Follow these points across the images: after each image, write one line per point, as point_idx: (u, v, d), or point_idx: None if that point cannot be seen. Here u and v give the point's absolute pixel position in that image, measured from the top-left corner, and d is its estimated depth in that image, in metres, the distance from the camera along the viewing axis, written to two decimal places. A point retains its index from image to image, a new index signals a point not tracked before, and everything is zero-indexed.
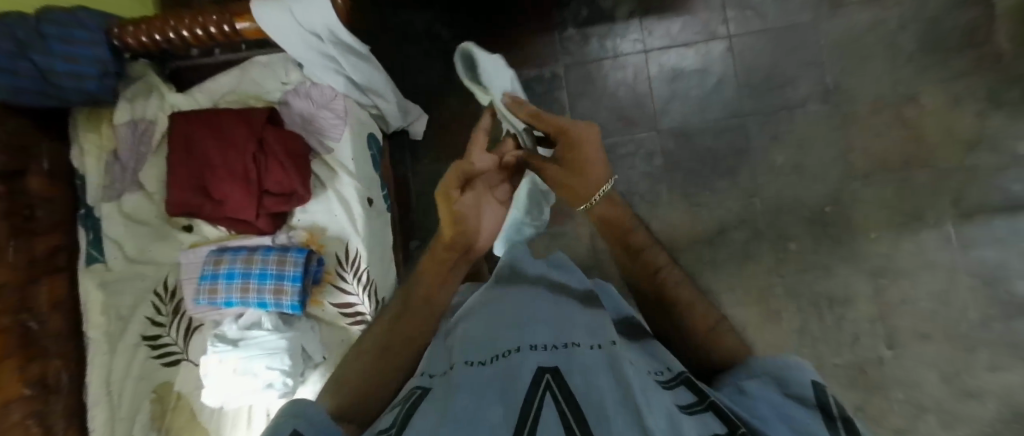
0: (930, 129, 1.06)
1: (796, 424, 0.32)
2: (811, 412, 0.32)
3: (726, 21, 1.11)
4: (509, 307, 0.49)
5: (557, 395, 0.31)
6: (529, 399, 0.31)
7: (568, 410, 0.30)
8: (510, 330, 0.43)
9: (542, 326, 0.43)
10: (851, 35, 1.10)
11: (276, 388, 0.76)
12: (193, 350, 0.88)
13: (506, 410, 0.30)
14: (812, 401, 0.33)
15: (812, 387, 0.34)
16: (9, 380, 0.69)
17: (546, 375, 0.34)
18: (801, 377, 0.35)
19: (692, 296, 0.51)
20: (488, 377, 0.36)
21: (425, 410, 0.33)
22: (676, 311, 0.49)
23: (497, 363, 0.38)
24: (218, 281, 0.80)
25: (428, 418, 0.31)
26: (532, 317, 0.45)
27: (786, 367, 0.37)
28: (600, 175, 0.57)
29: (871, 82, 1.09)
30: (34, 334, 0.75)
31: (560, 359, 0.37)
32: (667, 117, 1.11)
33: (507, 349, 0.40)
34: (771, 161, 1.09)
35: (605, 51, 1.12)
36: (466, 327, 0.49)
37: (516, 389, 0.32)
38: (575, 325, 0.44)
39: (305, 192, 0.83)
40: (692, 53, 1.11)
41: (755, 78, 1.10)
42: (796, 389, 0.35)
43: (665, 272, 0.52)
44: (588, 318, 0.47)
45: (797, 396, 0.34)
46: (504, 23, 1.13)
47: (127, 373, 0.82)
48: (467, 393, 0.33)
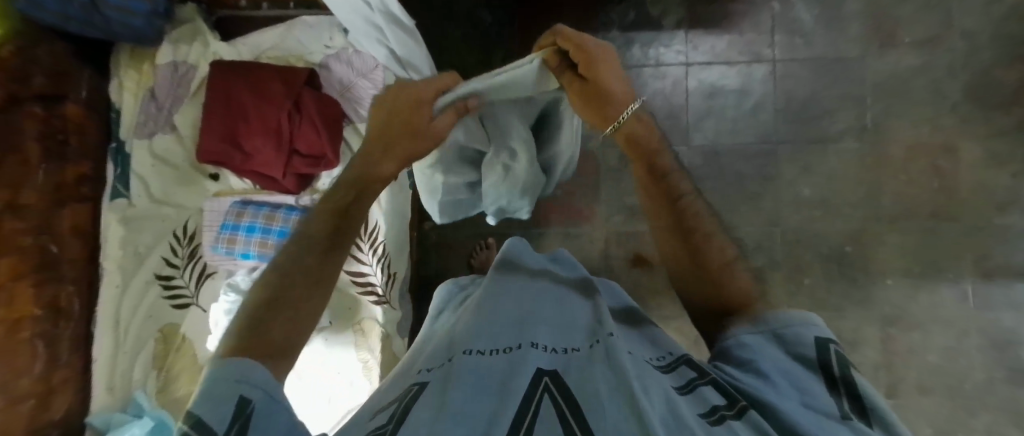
0: (964, 183, 1.05)
1: (794, 382, 0.31)
2: (814, 376, 0.32)
3: (773, 44, 1.10)
4: (510, 303, 0.45)
5: (556, 397, 0.30)
6: (527, 396, 0.30)
7: (568, 409, 0.29)
8: (508, 325, 0.41)
9: (540, 324, 0.42)
10: (898, 76, 1.08)
11: None
12: (203, 295, 0.88)
13: (506, 408, 0.29)
14: (814, 361, 0.33)
15: (815, 345, 0.33)
16: (24, 299, 0.70)
17: (545, 378, 0.33)
18: (805, 334, 0.34)
19: (710, 228, 0.48)
20: (485, 372, 0.34)
21: (418, 407, 0.32)
22: (695, 239, 0.47)
23: (495, 357, 0.36)
24: (238, 233, 0.81)
25: (423, 414, 0.30)
26: (532, 312, 0.44)
27: (790, 322, 0.35)
28: (625, 92, 0.48)
29: (910, 127, 1.07)
30: (53, 257, 0.76)
31: (560, 362, 0.36)
32: (699, 133, 1.10)
33: (505, 345, 0.38)
34: (797, 192, 1.08)
35: (646, 59, 1.11)
36: (465, 321, 0.45)
37: (515, 385, 0.31)
38: (574, 327, 0.42)
39: (334, 158, 0.82)
40: (733, 72, 1.10)
41: (793, 106, 1.09)
42: (798, 349, 0.34)
43: (687, 201, 0.49)
44: (589, 314, 0.45)
45: (799, 354, 0.33)
46: (549, 16, 1.12)
47: (136, 311, 0.84)
48: (464, 388, 0.31)
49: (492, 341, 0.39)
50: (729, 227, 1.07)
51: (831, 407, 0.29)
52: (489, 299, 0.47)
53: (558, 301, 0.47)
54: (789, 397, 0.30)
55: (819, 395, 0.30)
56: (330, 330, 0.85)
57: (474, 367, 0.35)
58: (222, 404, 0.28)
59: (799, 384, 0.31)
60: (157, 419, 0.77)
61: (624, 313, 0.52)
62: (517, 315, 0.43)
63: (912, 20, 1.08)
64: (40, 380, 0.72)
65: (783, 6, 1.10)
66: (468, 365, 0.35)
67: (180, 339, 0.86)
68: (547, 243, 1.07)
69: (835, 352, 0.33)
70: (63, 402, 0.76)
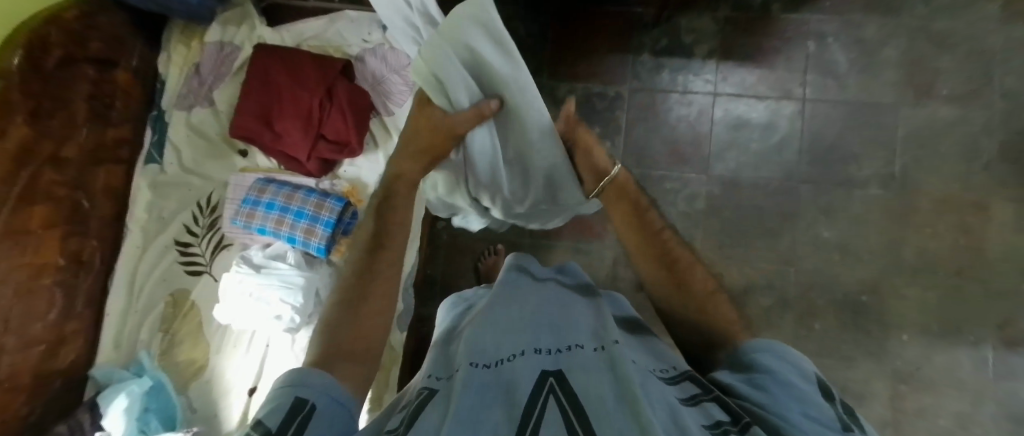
0: (993, 245, 1.01)
1: (786, 382, 0.33)
2: (812, 388, 0.33)
3: (804, 83, 1.10)
4: (513, 308, 0.46)
5: (560, 398, 0.30)
6: (530, 400, 0.30)
7: (571, 410, 0.29)
8: (519, 328, 0.42)
9: (548, 329, 0.42)
10: (932, 128, 1.06)
11: (283, 321, 0.77)
12: (216, 266, 0.88)
13: (513, 414, 0.29)
14: (813, 381, 0.34)
15: (816, 377, 0.34)
16: (51, 245, 0.74)
17: (550, 379, 0.33)
18: (808, 366, 0.35)
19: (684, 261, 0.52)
20: (491, 381, 0.34)
21: (424, 411, 0.32)
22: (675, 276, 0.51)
23: (500, 366, 0.36)
24: (257, 208, 0.83)
25: (431, 418, 0.30)
26: (540, 318, 0.44)
27: (789, 350, 0.37)
28: None
29: (940, 180, 1.04)
30: (83, 212, 0.79)
31: (564, 361, 0.36)
32: (721, 164, 1.10)
33: (510, 351, 0.38)
34: (816, 233, 1.06)
35: (674, 85, 1.13)
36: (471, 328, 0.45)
37: (519, 392, 0.31)
38: (577, 329, 0.42)
39: (358, 147, 0.85)
40: (762, 106, 1.10)
41: (820, 146, 1.08)
42: (800, 372, 0.35)
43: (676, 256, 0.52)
44: (592, 320, 0.45)
45: (802, 377, 0.34)
46: (583, 35, 1.15)
47: (152, 271, 0.86)
48: (472, 391, 0.31)
49: (498, 348, 0.39)
50: (741, 261, 1.06)
51: (830, 413, 0.31)
52: (499, 303, 0.47)
53: (566, 307, 0.47)
54: (789, 407, 0.31)
55: (817, 405, 0.31)
56: None
57: (478, 373, 0.34)
58: (286, 402, 0.32)
59: (788, 387, 0.33)
60: (151, 381, 0.76)
61: (631, 325, 0.51)
62: (525, 319, 0.44)
63: (949, 73, 1.06)
64: (53, 326, 0.74)
65: (818, 46, 1.10)
66: (472, 372, 0.34)
67: (190, 303, 0.86)
68: (557, 256, 1.07)
69: (822, 376, 0.35)
70: (69, 351, 0.78)
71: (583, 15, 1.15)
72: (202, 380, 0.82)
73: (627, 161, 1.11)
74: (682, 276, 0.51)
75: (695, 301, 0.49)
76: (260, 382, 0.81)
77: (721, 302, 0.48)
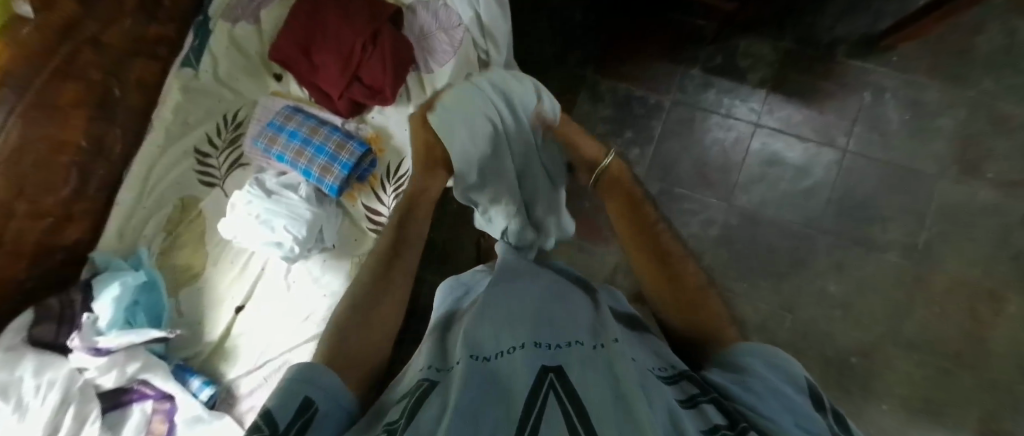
0: (997, 337, 0.99)
1: (778, 391, 0.33)
2: (803, 394, 0.33)
3: (850, 134, 1.07)
4: (512, 302, 0.46)
5: (561, 395, 0.30)
6: (531, 399, 0.30)
7: (571, 410, 0.29)
8: (520, 321, 0.42)
9: (548, 324, 0.42)
10: (968, 208, 1.03)
11: (283, 249, 0.76)
12: (228, 182, 0.87)
13: (512, 414, 0.29)
14: (804, 386, 0.34)
15: (806, 382, 0.34)
16: (76, 124, 0.74)
17: (550, 375, 0.32)
18: (798, 372, 0.35)
19: (685, 269, 0.52)
20: (492, 376, 0.34)
21: (424, 403, 0.31)
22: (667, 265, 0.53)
23: (498, 361, 0.36)
24: (281, 134, 0.82)
25: (432, 410, 0.30)
26: (541, 313, 0.44)
27: (777, 358, 0.37)
28: None
29: (961, 262, 1.02)
30: (112, 99, 0.80)
31: (564, 356, 0.36)
32: (745, 195, 1.08)
33: (510, 344, 0.38)
34: (822, 286, 1.04)
35: (716, 107, 1.10)
36: (469, 318, 0.45)
37: (519, 389, 0.31)
38: (576, 324, 0.42)
39: (390, 96, 0.83)
40: (800, 147, 1.08)
41: (848, 201, 1.05)
42: (789, 378, 0.35)
43: (676, 261, 0.53)
44: (590, 317, 0.45)
45: (793, 384, 0.34)
46: (637, 35, 1.13)
47: (167, 173, 0.86)
48: (472, 385, 0.31)
49: (498, 342, 0.39)
50: (740, 296, 1.04)
51: (820, 422, 0.31)
52: (499, 295, 0.48)
53: (567, 305, 0.47)
54: (782, 416, 0.31)
55: (807, 414, 0.31)
56: (332, 254, 0.83)
57: (476, 367, 0.34)
58: (292, 401, 0.31)
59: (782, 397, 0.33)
60: (146, 278, 0.77)
61: (629, 320, 0.51)
62: (527, 312, 0.44)
63: (1001, 157, 1.03)
64: (64, 203, 0.76)
65: (874, 99, 1.07)
66: (471, 366, 0.34)
67: (197, 211, 0.86)
68: (559, 250, 1.07)
69: (811, 381, 0.35)
70: (75, 231, 0.80)
71: (643, 16, 1.13)
72: (194, 287, 0.83)
73: (652, 173, 1.10)
74: (676, 275, 0.51)
75: (686, 301, 0.49)
76: (248, 302, 0.83)
77: (713, 301, 0.48)
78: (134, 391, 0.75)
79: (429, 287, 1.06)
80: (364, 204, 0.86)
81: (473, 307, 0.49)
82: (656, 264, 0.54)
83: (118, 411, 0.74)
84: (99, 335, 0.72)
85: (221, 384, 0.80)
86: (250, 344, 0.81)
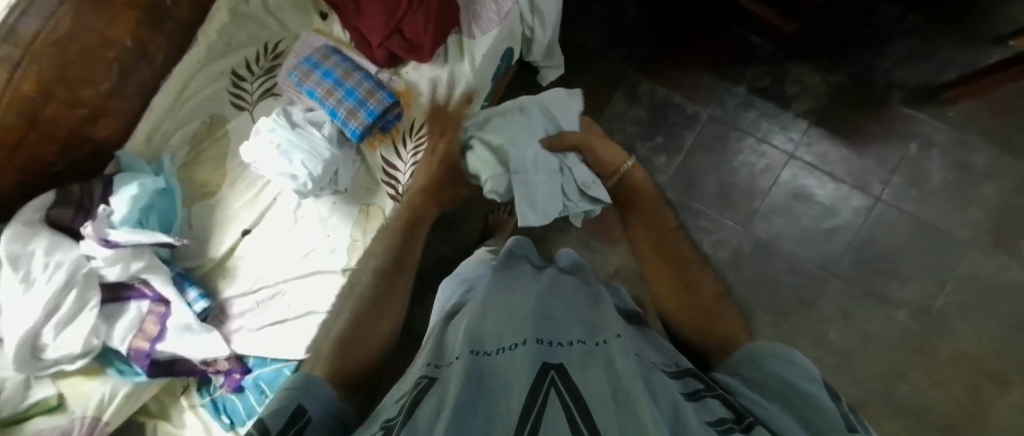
0: (996, 419, 0.95)
1: (800, 394, 0.33)
2: (815, 388, 0.33)
3: (885, 183, 1.03)
4: (515, 302, 0.46)
5: (563, 391, 0.30)
6: (534, 392, 0.30)
7: (573, 405, 0.29)
8: (520, 318, 0.42)
9: (547, 322, 0.42)
10: (993, 282, 0.98)
11: (296, 182, 0.76)
12: (257, 109, 0.88)
13: (512, 407, 0.28)
14: (820, 381, 0.34)
15: (820, 377, 0.34)
16: (125, 24, 0.76)
17: (551, 372, 0.33)
18: (811, 369, 0.35)
19: (698, 276, 0.54)
20: (491, 372, 0.34)
21: (425, 398, 0.32)
22: (682, 273, 0.54)
23: (499, 357, 0.36)
24: (315, 71, 0.82)
25: (430, 407, 0.30)
26: (539, 309, 0.45)
27: (788, 357, 0.37)
28: None
29: (973, 336, 0.98)
30: (164, 8, 0.81)
31: (565, 354, 0.36)
32: (763, 225, 1.05)
33: (510, 341, 0.38)
34: (823, 331, 1.01)
35: (753, 129, 1.07)
36: (472, 315, 0.46)
37: (520, 382, 0.31)
38: (574, 322, 0.43)
39: (428, 55, 0.82)
40: (832, 187, 1.04)
41: (869, 250, 1.02)
42: (800, 374, 0.35)
43: (690, 268, 0.54)
44: (592, 316, 0.45)
45: (806, 380, 0.34)
46: (687, 41, 1.10)
47: (202, 89, 0.88)
48: (471, 380, 0.32)
49: (499, 338, 0.39)
50: None
51: (833, 410, 0.31)
52: (499, 294, 0.49)
53: (568, 307, 0.47)
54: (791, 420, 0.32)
55: (816, 407, 0.32)
56: (343, 198, 0.84)
57: (475, 363, 0.35)
58: (283, 412, 0.34)
59: (800, 403, 0.33)
60: (165, 184, 0.79)
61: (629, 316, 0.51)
62: (528, 309, 0.44)
63: None
64: (100, 98, 0.78)
65: (920, 152, 1.02)
66: (473, 362, 0.35)
67: (223, 132, 0.87)
68: (563, 242, 1.06)
69: (827, 381, 0.34)
70: (106, 128, 0.82)
71: (697, 23, 1.10)
72: (207, 203, 0.85)
73: (674, 184, 1.08)
74: (689, 281, 0.53)
75: (699, 307, 0.50)
76: (255, 227, 0.84)
77: (725, 307, 0.49)
78: (134, 288, 0.77)
79: (431, 252, 1.07)
80: (382, 156, 0.85)
81: (473, 304, 0.50)
82: (668, 274, 0.55)
83: (115, 304, 0.77)
84: (111, 228, 0.74)
85: (216, 299, 0.83)
86: (251, 266, 0.83)
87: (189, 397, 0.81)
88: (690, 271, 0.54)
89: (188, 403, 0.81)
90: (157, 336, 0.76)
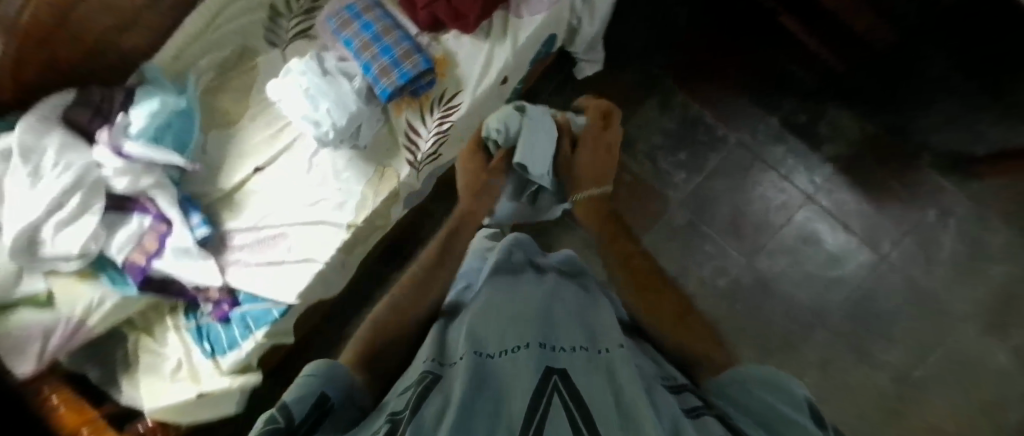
0: None
1: (788, 421, 0.32)
2: (804, 416, 0.32)
3: (895, 243, 1.03)
4: (519, 306, 0.47)
5: (565, 396, 0.31)
6: (537, 395, 0.30)
7: (576, 412, 0.29)
8: (522, 321, 0.43)
9: (551, 328, 0.43)
10: (979, 360, 0.99)
11: (317, 130, 0.75)
12: (289, 48, 0.86)
13: (517, 409, 0.29)
14: (810, 410, 0.33)
15: (810, 405, 0.33)
16: None
17: (555, 376, 0.33)
18: (800, 393, 0.34)
19: (670, 294, 0.52)
20: (497, 373, 0.35)
21: (430, 394, 0.32)
22: (654, 289, 0.52)
23: (501, 359, 0.37)
24: (354, 21, 0.80)
25: (434, 405, 0.30)
26: (542, 314, 0.45)
27: (776, 380, 0.36)
28: None
29: (949, 409, 0.98)
30: None
31: (568, 359, 0.37)
32: (767, 261, 1.05)
33: (513, 344, 0.39)
34: (803, 376, 1.01)
35: (777, 164, 1.07)
36: (475, 317, 0.46)
37: (524, 384, 0.32)
38: (578, 328, 0.44)
39: (472, 26, 0.81)
40: (842, 237, 1.04)
41: (865, 306, 1.02)
42: (790, 399, 0.34)
43: (662, 286, 0.53)
44: (600, 323, 0.46)
45: (796, 407, 0.33)
46: (731, 62, 1.09)
47: (235, 17, 0.85)
48: (473, 380, 0.33)
49: (502, 340, 0.40)
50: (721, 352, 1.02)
51: None
52: (503, 298, 0.50)
53: (572, 313, 0.48)
54: None
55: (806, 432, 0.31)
56: (360, 154, 0.83)
57: (477, 363, 0.36)
58: (308, 400, 0.33)
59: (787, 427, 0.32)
60: (187, 107, 0.78)
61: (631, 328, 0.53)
62: (531, 314, 0.45)
63: None
64: (138, 7, 0.77)
65: (938, 220, 1.02)
66: (477, 363, 0.36)
67: (252, 64, 0.86)
68: (568, 240, 1.06)
69: (812, 401, 0.34)
70: (136, 38, 0.81)
71: (745, 46, 1.08)
72: (224, 133, 0.84)
73: (688, 203, 1.08)
74: (658, 298, 0.51)
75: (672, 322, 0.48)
76: (267, 166, 0.83)
77: (695, 323, 0.48)
78: (139, 203, 0.77)
79: (435, 222, 1.07)
80: (407, 120, 0.84)
81: (480, 304, 0.50)
82: (640, 288, 0.53)
83: (117, 214, 0.76)
84: (126, 138, 0.75)
85: (218, 229, 0.83)
86: (259, 203, 0.83)
87: (174, 317, 0.82)
88: (660, 288, 0.52)
89: (173, 323, 0.82)
90: (154, 253, 0.76)
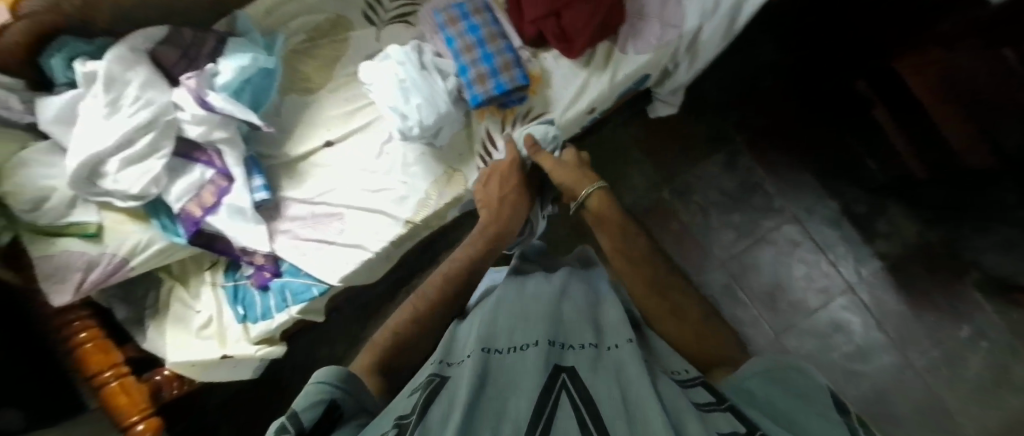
0: None
1: (809, 415, 0.31)
2: (825, 402, 0.31)
3: (923, 352, 1.04)
4: (528, 308, 0.48)
5: (572, 393, 0.32)
6: (544, 392, 0.32)
7: (582, 407, 0.30)
8: (534, 322, 0.44)
9: (562, 329, 0.44)
10: None
11: (401, 123, 0.72)
12: (385, 30, 0.84)
13: (524, 407, 0.30)
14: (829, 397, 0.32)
15: (829, 393, 0.32)
16: None
17: (561, 374, 0.34)
18: (817, 380, 0.34)
19: (687, 302, 0.51)
20: (508, 372, 0.36)
21: (440, 395, 0.33)
22: (669, 297, 0.51)
23: (512, 359, 0.38)
24: (462, 20, 0.78)
25: (442, 407, 0.31)
26: (551, 313, 0.47)
27: (791, 372, 0.36)
28: None
29: None
30: None
31: (575, 358, 0.38)
32: (793, 339, 1.05)
33: (523, 344, 0.40)
34: None
35: (828, 248, 1.07)
36: (485, 317, 0.48)
37: (533, 382, 0.33)
38: (586, 322, 0.45)
39: (576, 51, 0.78)
40: (872, 333, 1.05)
41: (880, 405, 1.02)
42: (810, 391, 0.33)
43: (677, 294, 0.52)
44: (611, 317, 0.47)
45: (815, 396, 0.32)
46: (805, 138, 1.09)
47: None
48: (480, 379, 0.34)
49: (512, 341, 0.41)
50: None
51: (840, 423, 0.29)
52: (514, 299, 0.51)
53: (585, 311, 0.49)
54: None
55: (827, 420, 0.30)
56: (433, 153, 0.81)
57: (485, 362, 0.37)
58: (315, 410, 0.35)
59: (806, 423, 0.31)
60: (274, 67, 0.77)
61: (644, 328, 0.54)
62: (544, 315, 0.46)
63: None
64: None
65: (969, 339, 1.03)
66: (487, 361, 0.37)
67: (344, 36, 0.83)
68: None
69: (836, 392, 0.32)
70: None
71: (821, 126, 1.09)
72: (302, 100, 0.82)
73: (729, 265, 1.08)
74: (675, 306, 0.50)
75: (691, 329, 0.47)
76: (338, 142, 0.82)
77: (713, 329, 0.48)
78: (206, 154, 0.75)
79: None
80: (487, 129, 0.82)
81: (492, 304, 0.51)
82: (654, 296, 0.52)
83: (180, 160, 0.74)
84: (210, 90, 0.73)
85: (276, 195, 0.81)
86: (322, 178, 0.81)
87: (213, 273, 0.81)
88: (674, 298, 0.51)
89: (210, 279, 0.81)
90: (210, 207, 0.74)
